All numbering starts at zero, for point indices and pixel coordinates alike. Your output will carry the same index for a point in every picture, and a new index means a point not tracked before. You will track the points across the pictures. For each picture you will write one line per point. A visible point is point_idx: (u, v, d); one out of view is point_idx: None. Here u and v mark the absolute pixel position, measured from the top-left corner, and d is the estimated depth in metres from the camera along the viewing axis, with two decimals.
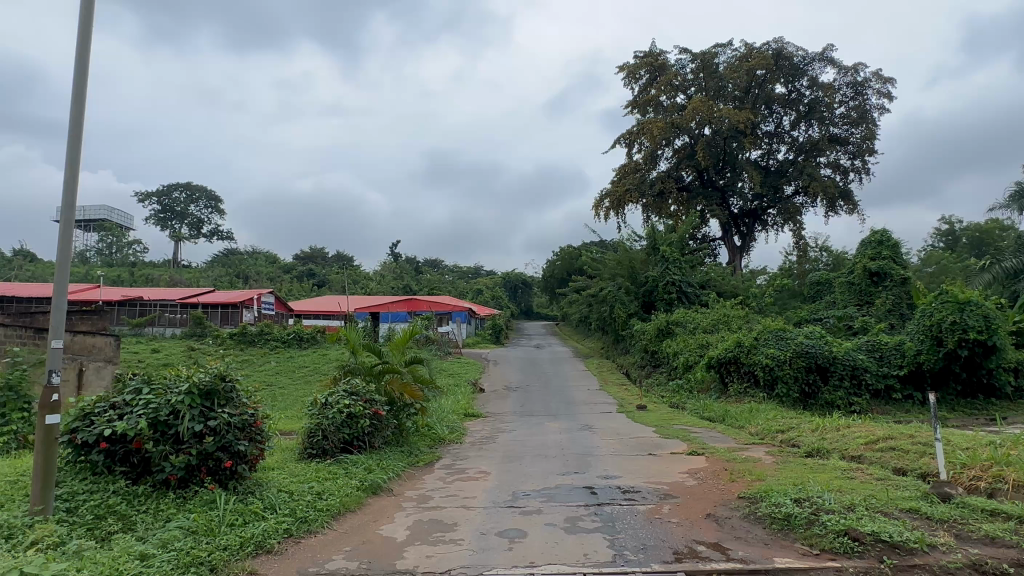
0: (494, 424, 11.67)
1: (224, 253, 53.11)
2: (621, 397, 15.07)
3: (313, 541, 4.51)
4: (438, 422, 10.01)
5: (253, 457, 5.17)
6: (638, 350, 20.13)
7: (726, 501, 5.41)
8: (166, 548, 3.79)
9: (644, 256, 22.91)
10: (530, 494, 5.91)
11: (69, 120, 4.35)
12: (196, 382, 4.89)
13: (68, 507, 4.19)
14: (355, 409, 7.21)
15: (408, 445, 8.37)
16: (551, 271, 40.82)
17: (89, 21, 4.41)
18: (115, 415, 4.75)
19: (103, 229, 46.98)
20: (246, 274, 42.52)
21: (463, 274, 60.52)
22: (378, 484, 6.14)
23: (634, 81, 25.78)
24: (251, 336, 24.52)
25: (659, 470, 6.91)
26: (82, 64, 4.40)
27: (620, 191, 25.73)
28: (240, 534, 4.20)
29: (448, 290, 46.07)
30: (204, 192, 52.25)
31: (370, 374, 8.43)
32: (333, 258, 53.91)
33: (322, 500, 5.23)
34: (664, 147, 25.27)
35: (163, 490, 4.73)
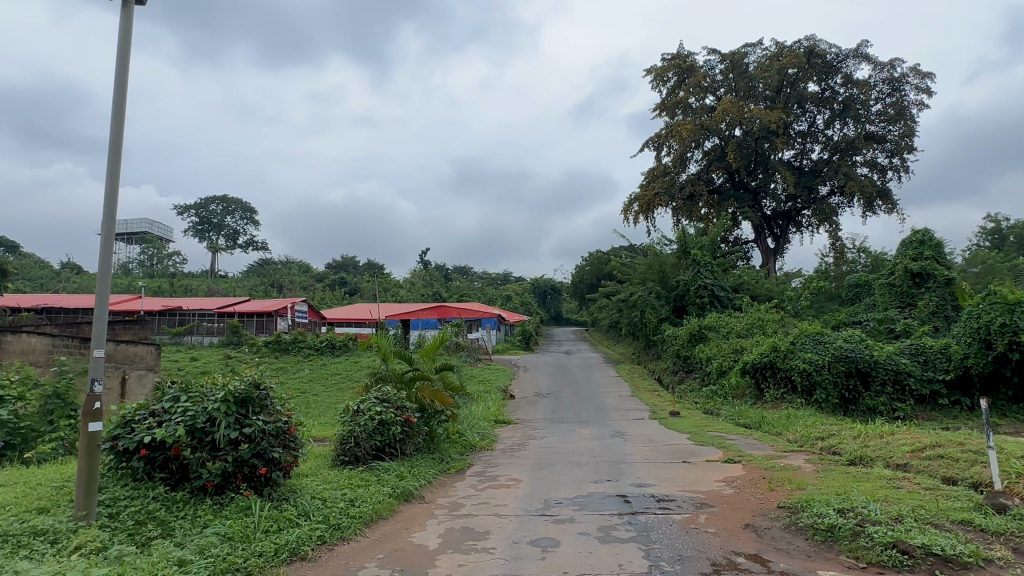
0: (525, 430, 11.60)
1: (258, 263, 54.29)
2: (653, 403, 14.87)
3: (346, 548, 4.53)
4: (469, 429, 10.00)
5: (287, 464, 5.24)
6: (670, 355, 19.81)
7: (765, 511, 5.25)
8: (203, 554, 3.84)
9: (675, 260, 22.62)
10: (562, 502, 5.84)
11: (110, 138, 4.48)
12: (232, 390, 4.96)
13: (110, 513, 4.28)
14: (387, 416, 7.25)
15: (439, 452, 8.36)
16: (580, 276, 40.60)
17: (128, 36, 4.53)
18: (154, 423, 4.86)
19: (145, 242, 48.57)
20: (280, 284, 43.38)
21: (492, 281, 60.66)
22: (410, 491, 6.14)
23: (662, 84, 25.53)
24: (285, 344, 24.98)
25: (694, 478, 6.76)
26: (121, 80, 4.51)
27: (649, 194, 25.43)
28: (275, 541, 4.23)
29: (478, 296, 46.23)
30: (240, 204, 53.64)
31: (401, 381, 8.47)
32: (363, 267, 54.66)
33: (355, 507, 5.26)
34: (694, 150, 24.97)
35: (200, 495, 4.81)
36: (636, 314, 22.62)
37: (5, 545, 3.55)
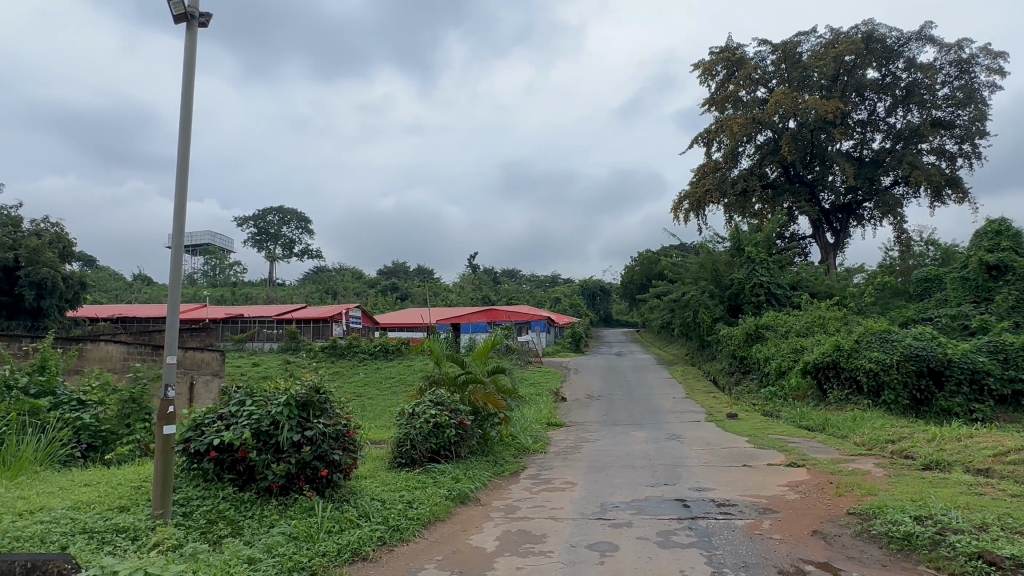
0: (578, 433, 11.50)
1: (314, 271, 56.03)
2: (709, 405, 14.51)
3: (406, 549, 4.60)
4: (522, 432, 10.02)
5: (347, 466, 5.38)
6: (725, 356, 19.27)
7: (834, 518, 5.03)
8: (271, 553, 3.97)
9: (729, 258, 22.05)
10: (619, 506, 5.76)
11: (178, 156, 4.70)
12: (294, 394, 5.13)
13: (184, 511, 4.49)
14: (441, 419, 7.34)
15: (493, 454, 8.40)
16: (630, 276, 40.07)
17: (193, 58, 4.71)
18: (223, 426, 5.07)
19: (208, 253, 50.91)
20: (334, 290, 44.63)
21: (540, 284, 60.61)
22: (466, 493, 6.20)
23: (711, 78, 24.93)
24: (341, 349, 25.68)
25: (756, 483, 6.55)
26: (187, 102, 4.71)
27: (700, 192, 24.85)
28: (338, 541, 4.34)
29: (527, 299, 46.27)
30: (296, 214, 55.52)
31: (454, 385, 8.55)
32: (414, 272, 55.61)
33: (413, 509, 5.34)
34: (745, 144, 24.29)
35: (266, 496, 4.98)
36: (689, 314, 22.12)
37: (92, 541, 3.77)
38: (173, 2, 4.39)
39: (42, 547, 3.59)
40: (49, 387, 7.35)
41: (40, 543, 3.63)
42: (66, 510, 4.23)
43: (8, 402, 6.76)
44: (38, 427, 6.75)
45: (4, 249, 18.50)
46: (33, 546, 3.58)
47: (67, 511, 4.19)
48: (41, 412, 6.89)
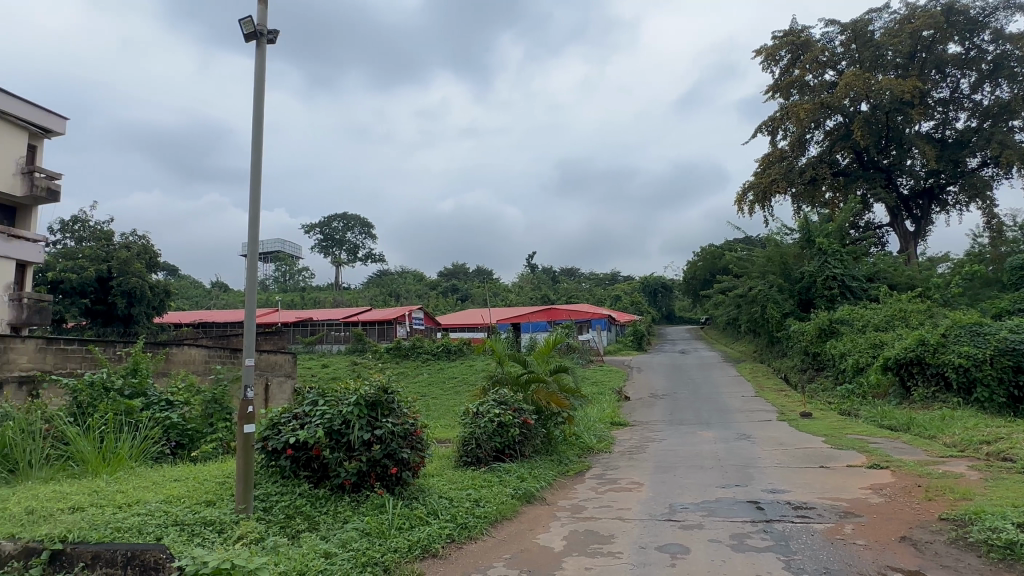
0: (643, 433, 11.27)
1: (377, 274, 57.65)
2: (781, 404, 13.95)
3: (474, 547, 4.65)
4: (586, 431, 9.94)
5: (416, 464, 5.49)
6: (796, 352, 18.44)
7: (924, 523, 4.71)
8: (346, 548, 4.10)
9: (798, 250, 21.13)
10: (689, 508, 5.61)
11: (251, 167, 4.91)
12: (363, 394, 5.28)
13: (264, 507, 4.70)
14: (505, 419, 7.39)
15: (557, 454, 8.38)
16: (693, 272, 39.04)
17: (263, 74, 4.93)
18: (297, 425, 5.30)
19: (278, 260, 53.26)
20: (397, 294, 45.76)
21: (599, 281, 60.02)
22: (532, 493, 6.20)
23: (775, 64, 23.95)
24: (405, 349, 26.31)
25: (835, 485, 6.22)
26: (259, 116, 4.93)
27: (765, 182, 23.82)
28: (408, 538, 4.44)
29: (586, 298, 45.89)
30: (359, 220, 57.33)
31: (517, 384, 8.58)
32: (473, 273, 56.23)
33: (480, 507, 5.39)
34: (813, 130, 23.22)
35: (340, 493, 5.15)
36: (756, 310, 21.34)
37: (183, 534, 4.01)
38: (244, 21, 4.61)
39: (140, 537, 3.86)
40: (141, 388, 7.86)
41: (138, 534, 3.90)
42: (160, 503, 4.53)
43: (106, 403, 7.31)
44: (133, 426, 7.26)
45: (98, 261, 20.05)
46: (132, 537, 3.84)
47: (160, 504, 4.48)
48: (135, 412, 7.41)
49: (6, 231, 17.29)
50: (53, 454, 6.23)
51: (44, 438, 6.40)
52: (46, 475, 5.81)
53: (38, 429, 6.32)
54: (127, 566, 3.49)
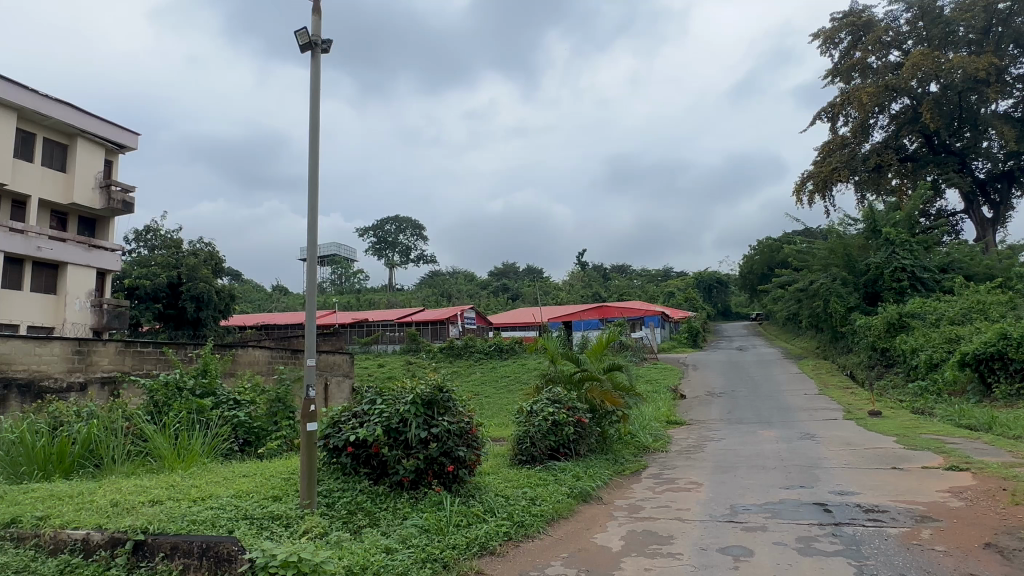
0: (700, 432, 11.01)
1: (429, 275, 58.56)
2: (847, 402, 13.37)
3: (531, 545, 4.67)
4: (641, 430, 9.80)
5: (472, 462, 5.55)
6: (863, 348, 17.58)
7: (1011, 529, 4.41)
8: (406, 544, 4.18)
9: (863, 241, 20.17)
10: (751, 509, 5.44)
11: (308, 174, 5.06)
12: (419, 393, 5.38)
13: (326, 502, 4.84)
14: (559, 417, 7.36)
15: (612, 453, 8.28)
16: (750, 266, 37.88)
17: (318, 82, 5.06)
18: (357, 423, 5.45)
19: (334, 263, 54.88)
20: (449, 294, 46.35)
21: (652, 278, 59.04)
22: (588, 492, 6.15)
23: (834, 47, 22.95)
24: (458, 349, 26.64)
25: (909, 487, 5.91)
26: (315, 125, 5.07)
27: (825, 171, 22.69)
28: (466, 535, 4.49)
29: (639, 295, 45.22)
30: (410, 222, 58.48)
31: (570, 382, 8.54)
32: (523, 272, 56.33)
33: (536, 505, 5.40)
34: (877, 115, 22.12)
35: (398, 490, 5.25)
36: (818, 305, 20.53)
37: (252, 527, 4.18)
38: (299, 32, 4.76)
39: (213, 530, 4.05)
40: (210, 388, 8.23)
41: (211, 527, 4.09)
42: (231, 497, 4.74)
43: (180, 402, 7.71)
44: (204, 424, 7.64)
45: (169, 268, 21.16)
46: (206, 529, 4.04)
47: (231, 499, 4.69)
48: (206, 410, 7.79)
49: (87, 242, 18.52)
50: (134, 450, 6.62)
51: (125, 435, 6.82)
52: (127, 470, 6.19)
53: (120, 426, 6.74)
54: (202, 557, 3.69)
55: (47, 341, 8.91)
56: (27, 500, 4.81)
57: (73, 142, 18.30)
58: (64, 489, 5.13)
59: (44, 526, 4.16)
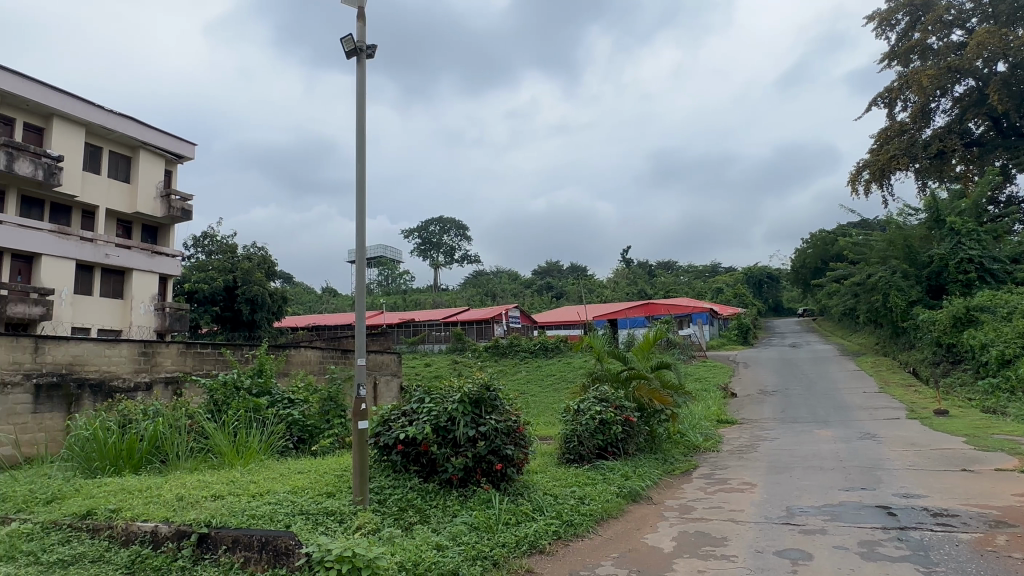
0: (753, 431, 10.71)
1: (474, 275, 58.98)
2: (910, 400, 12.76)
3: (582, 544, 4.64)
4: (691, 429, 9.61)
5: (520, 460, 5.56)
6: (927, 344, 16.73)
7: None
8: (456, 541, 4.22)
9: (925, 232, 19.30)
10: (809, 511, 5.26)
11: (356, 178, 5.15)
12: (467, 392, 5.42)
13: (379, 499, 4.92)
14: (607, 416, 7.29)
15: (661, 452, 8.15)
16: (802, 260, 36.62)
17: (364, 88, 5.16)
18: (406, 421, 5.54)
19: (381, 265, 55.96)
20: (493, 293, 46.58)
21: (699, 274, 57.84)
22: (637, 492, 6.07)
23: (890, 29, 21.92)
24: (503, 348, 26.74)
25: (982, 491, 5.58)
26: (361, 129, 5.16)
27: (882, 159, 21.67)
28: (515, 533, 4.50)
29: (685, 291, 44.34)
30: (454, 222, 59.08)
31: (617, 380, 8.45)
32: (567, 271, 56.09)
33: (585, 505, 5.36)
34: (939, 99, 20.98)
35: (448, 487, 5.30)
36: (876, 299, 19.69)
37: (308, 522, 4.30)
38: (345, 39, 4.86)
39: (272, 524, 4.18)
40: (266, 387, 8.52)
41: (270, 521, 4.23)
42: (287, 493, 4.90)
43: (237, 401, 8.01)
44: (261, 421, 7.91)
45: (226, 272, 22.03)
46: (265, 524, 4.18)
47: (287, 495, 4.84)
48: (261, 408, 8.06)
49: (149, 249, 19.46)
50: (196, 446, 6.91)
51: (188, 432, 7.12)
52: (191, 465, 6.47)
53: (183, 424, 7.05)
54: (262, 550, 3.81)
55: (116, 343, 9.40)
56: (101, 493, 5.09)
57: (136, 154, 19.28)
58: (133, 484, 5.40)
59: (116, 518, 4.39)
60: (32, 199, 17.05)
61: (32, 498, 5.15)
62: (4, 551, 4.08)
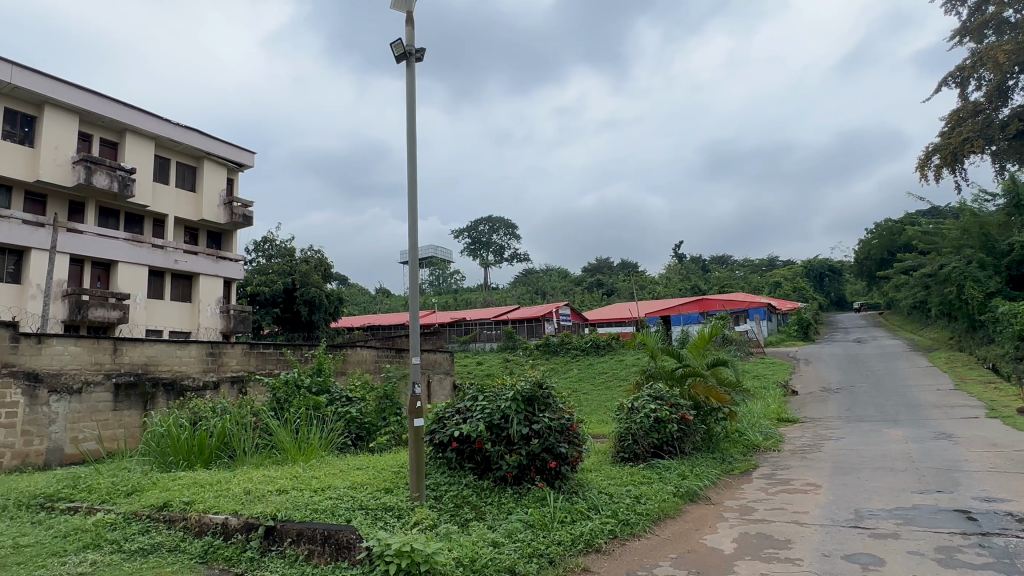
0: (816, 431, 10.30)
1: (524, 273, 59.08)
2: (990, 398, 11.98)
3: (638, 545, 4.57)
4: (750, 428, 9.33)
5: (574, 458, 5.53)
6: (1007, 339, 15.64)
7: None
8: (512, 538, 4.24)
9: (1004, 219, 18.39)
10: (879, 514, 5.02)
11: (407, 181, 5.23)
12: (520, 390, 5.44)
13: (435, 495, 5.00)
14: (662, 414, 7.16)
15: (719, 452, 7.94)
16: (867, 251, 34.94)
17: (414, 92, 5.24)
18: (460, 419, 5.62)
19: (432, 265, 56.80)
20: (543, 291, 46.53)
21: (756, 268, 56.08)
22: (695, 491, 5.94)
23: (961, 3, 20.59)
24: (554, 346, 26.68)
25: None
26: (412, 132, 5.25)
27: (954, 143, 20.36)
28: (571, 531, 4.49)
29: (741, 286, 43.08)
30: (503, 221, 59.33)
31: (672, 378, 8.29)
32: (618, 267, 55.40)
33: (641, 504, 5.27)
34: (1018, 75, 19.41)
35: (502, 484, 5.34)
36: (950, 291, 18.58)
37: (367, 517, 4.41)
38: (395, 44, 4.95)
39: (333, 518, 4.31)
40: (325, 386, 8.79)
41: (331, 515, 4.36)
42: (347, 488, 5.04)
43: (299, 399, 8.32)
44: (321, 419, 8.17)
45: (285, 274, 22.83)
46: (327, 518, 4.31)
47: (347, 490, 4.99)
48: (321, 407, 8.32)
49: (214, 255, 20.38)
50: (261, 443, 7.19)
51: (254, 430, 7.43)
52: (257, 461, 6.74)
53: (249, 421, 7.36)
54: (324, 543, 3.93)
55: (186, 344, 9.89)
56: (175, 486, 5.38)
57: (200, 164, 20.25)
58: (205, 478, 5.68)
59: (190, 510, 4.63)
60: (108, 210, 18.15)
61: (114, 489, 5.49)
62: (91, 539, 4.38)
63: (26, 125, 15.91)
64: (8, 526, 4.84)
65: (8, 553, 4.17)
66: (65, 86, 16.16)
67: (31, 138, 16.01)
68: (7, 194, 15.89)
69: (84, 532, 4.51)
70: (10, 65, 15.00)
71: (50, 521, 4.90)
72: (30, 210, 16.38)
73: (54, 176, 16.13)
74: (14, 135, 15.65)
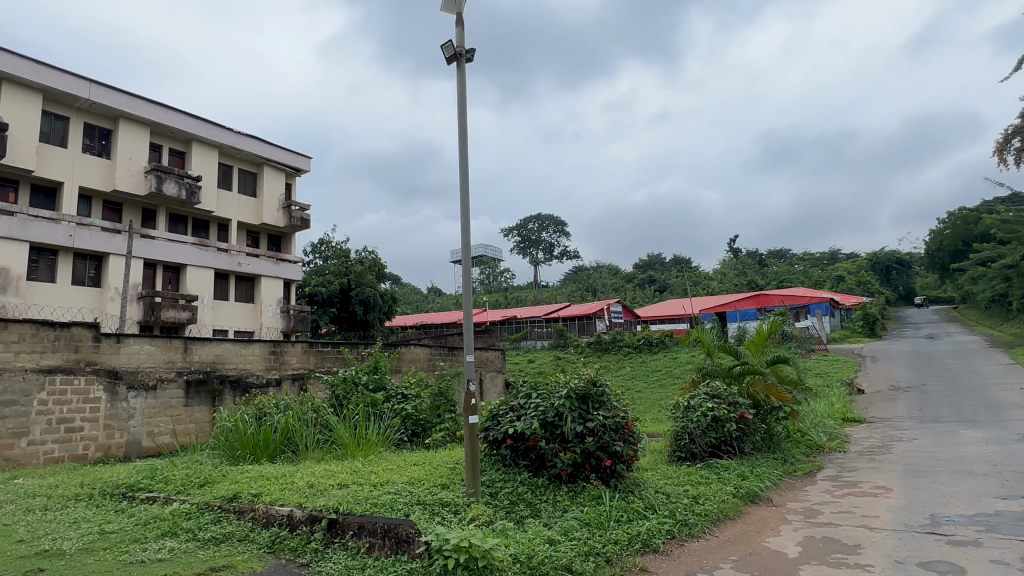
0: (885, 431, 9.80)
1: (574, 271, 58.70)
2: None
3: (698, 546, 4.48)
4: (813, 428, 8.97)
5: (629, 457, 5.45)
6: None
7: None
8: (568, 535, 4.24)
9: None
10: (958, 520, 4.74)
11: (458, 182, 5.29)
12: (573, 387, 5.43)
13: (490, 491, 5.05)
14: (720, 413, 6.98)
15: (780, 452, 7.68)
16: (939, 242, 33.03)
17: (465, 93, 5.29)
18: (514, 417, 5.67)
19: (482, 264, 57.20)
20: (594, 288, 46.11)
21: (818, 262, 53.88)
22: (755, 492, 5.77)
23: None
24: (606, 343, 26.43)
25: None
26: (463, 131, 5.30)
27: None
28: (627, 531, 4.43)
29: (801, 281, 41.50)
30: (553, 219, 59.19)
31: (730, 376, 8.11)
32: (671, 263, 54.30)
33: (699, 505, 5.17)
34: None
35: (557, 482, 5.33)
36: None
37: (425, 512, 4.49)
38: (445, 46, 5.02)
39: (392, 513, 4.41)
40: (381, 383, 9.03)
41: (390, 510, 4.46)
42: (405, 483, 5.14)
43: (357, 396, 8.57)
44: (378, 415, 8.38)
45: (341, 275, 23.47)
46: (386, 512, 4.42)
47: (405, 485, 5.09)
48: (378, 403, 8.53)
49: (273, 257, 21.18)
50: (322, 438, 7.42)
51: (314, 425, 7.68)
52: (318, 455, 6.97)
53: (310, 417, 7.63)
54: (384, 537, 4.03)
55: (250, 343, 10.30)
56: (243, 478, 5.63)
57: (260, 170, 21.09)
58: (269, 471, 5.94)
59: (258, 502, 4.84)
60: (177, 216, 19.12)
61: (187, 481, 5.80)
62: (168, 527, 4.63)
63: (103, 139, 16.96)
64: (94, 513, 5.18)
65: (95, 538, 4.47)
66: (137, 100, 17.13)
67: (107, 150, 17.05)
68: (87, 203, 16.97)
69: (161, 521, 4.78)
70: (88, 83, 16.03)
71: (131, 510, 5.22)
72: (108, 218, 17.45)
73: (129, 186, 17.13)
74: (92, 148, 16.72)
